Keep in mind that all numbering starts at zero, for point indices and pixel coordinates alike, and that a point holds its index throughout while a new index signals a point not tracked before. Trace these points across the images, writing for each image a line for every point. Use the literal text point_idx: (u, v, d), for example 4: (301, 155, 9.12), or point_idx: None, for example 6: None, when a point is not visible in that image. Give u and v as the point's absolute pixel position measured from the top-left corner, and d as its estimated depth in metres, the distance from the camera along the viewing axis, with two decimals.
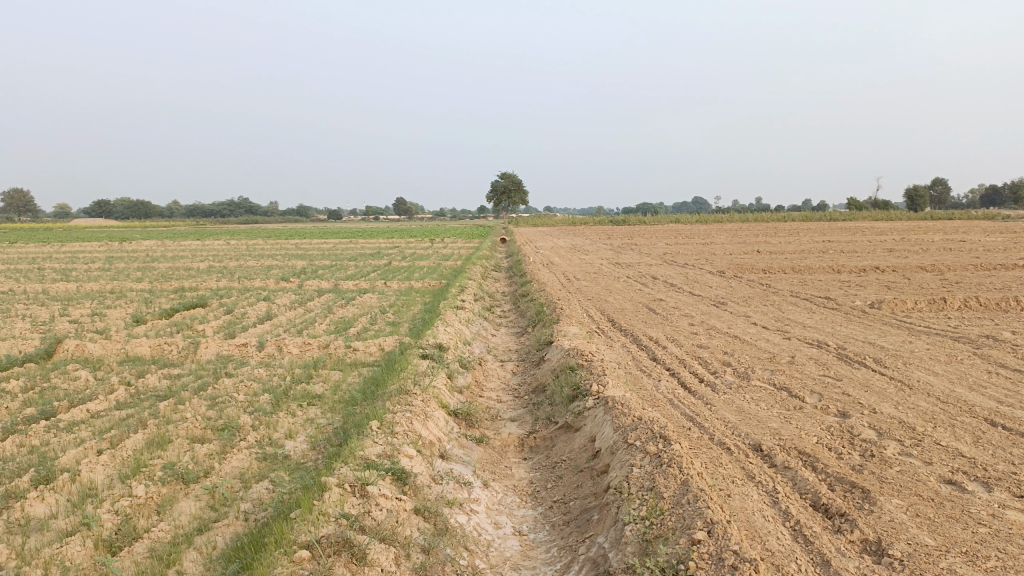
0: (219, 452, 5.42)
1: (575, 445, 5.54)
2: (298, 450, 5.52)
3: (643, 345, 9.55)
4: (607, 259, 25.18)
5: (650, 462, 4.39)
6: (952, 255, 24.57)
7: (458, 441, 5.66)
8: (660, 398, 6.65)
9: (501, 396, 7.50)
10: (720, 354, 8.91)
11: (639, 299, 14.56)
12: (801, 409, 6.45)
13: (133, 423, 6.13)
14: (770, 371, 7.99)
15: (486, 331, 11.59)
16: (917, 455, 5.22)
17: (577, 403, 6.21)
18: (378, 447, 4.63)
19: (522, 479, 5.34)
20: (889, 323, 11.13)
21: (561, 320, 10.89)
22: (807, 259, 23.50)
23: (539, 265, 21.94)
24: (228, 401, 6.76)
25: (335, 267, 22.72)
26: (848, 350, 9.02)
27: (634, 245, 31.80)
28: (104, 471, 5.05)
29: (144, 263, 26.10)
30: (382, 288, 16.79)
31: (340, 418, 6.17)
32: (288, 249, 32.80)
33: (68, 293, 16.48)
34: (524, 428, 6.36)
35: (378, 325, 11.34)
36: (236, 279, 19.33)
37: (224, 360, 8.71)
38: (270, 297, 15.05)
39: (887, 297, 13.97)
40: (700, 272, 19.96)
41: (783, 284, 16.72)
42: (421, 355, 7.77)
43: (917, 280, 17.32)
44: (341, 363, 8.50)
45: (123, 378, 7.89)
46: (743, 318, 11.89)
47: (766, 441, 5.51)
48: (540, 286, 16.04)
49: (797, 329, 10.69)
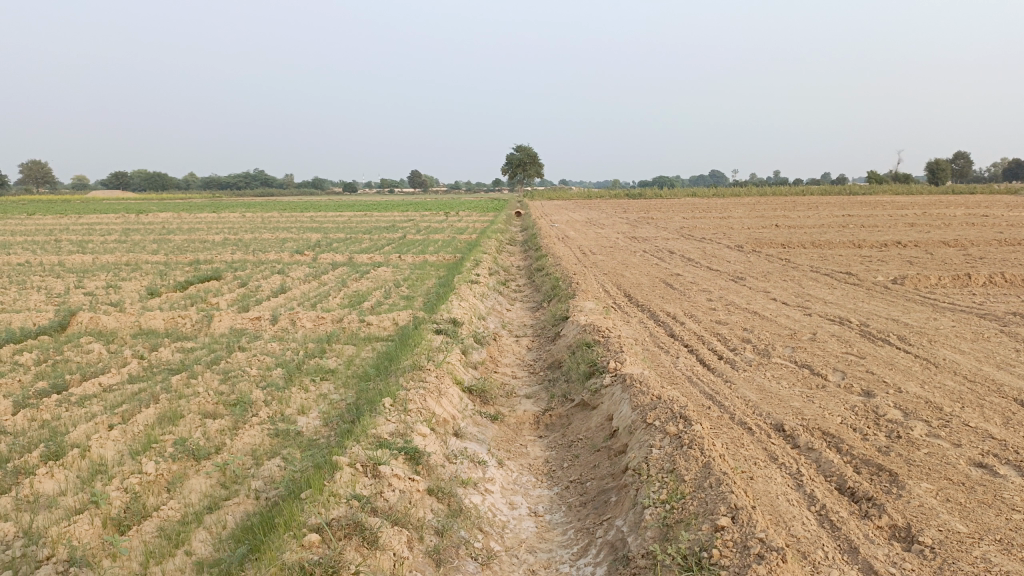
0: (230, 428, 5.34)
1: (591, 424, 5.42)
2: (311, 426, 5.44)
3: (660, 320, 9.39)
4: (623, 233, 24.90)
5: (670, 443, 4.26)
6: (976, 229, 24.14)
7: (472, 419, 5.56)
8: (679, 376, 6.51)
9: (516, 372, 7.38)
10: (740, 331, 8.74)
11: (656, 274, 14.36)
12: (824, 388, 6.29)
13: (145, 397, 6.07)
14: (791, 348, 7.81)
15: (501, 306, 11.45)
16: (945, 437, 5.06)
17: (594, 380, 6.09)
18: (390, 425, 4.52)
19: (537, 458, 5.23)
20: (913, 299, 10.90)
21: (577, 295, 10.74)
22: (827, 233, 23.14)
23: (554, 239, 21.74)
24: (241, 376, 6.69)
25: (350, 240, 22.66)
26: (872, 327, 8.82)
27: (650, 219, 31.52)
28: (114, 447, 4.99)
29: (160, 235, 26.10)
30: (396, 262, 16.69)
31: (353, 394, 6.09)
32: (303, 222, 32.79)
33: (83, 265, 16.49)
34: (540, 406, 6.24)
35: (392, 299, 11.23)
36: (250, 252, 19.29)
37: (237, 334, 8.63)
38: (284, 270, 14.98)
39: (910, 273, 13.70)
40: (718, 247, 19.69)
41: (802, 259, 16.44)
42: (435, 330, 7.66)
43: (940, 255, 17.00)
44: (354, 337, 8.41)
45: (136, 351, 7.83)
46: (762, 294, 11.69)
47: (788, 420, 5.37)
48: (555, 260, 15.87)
49: (818, 305, 10.49)
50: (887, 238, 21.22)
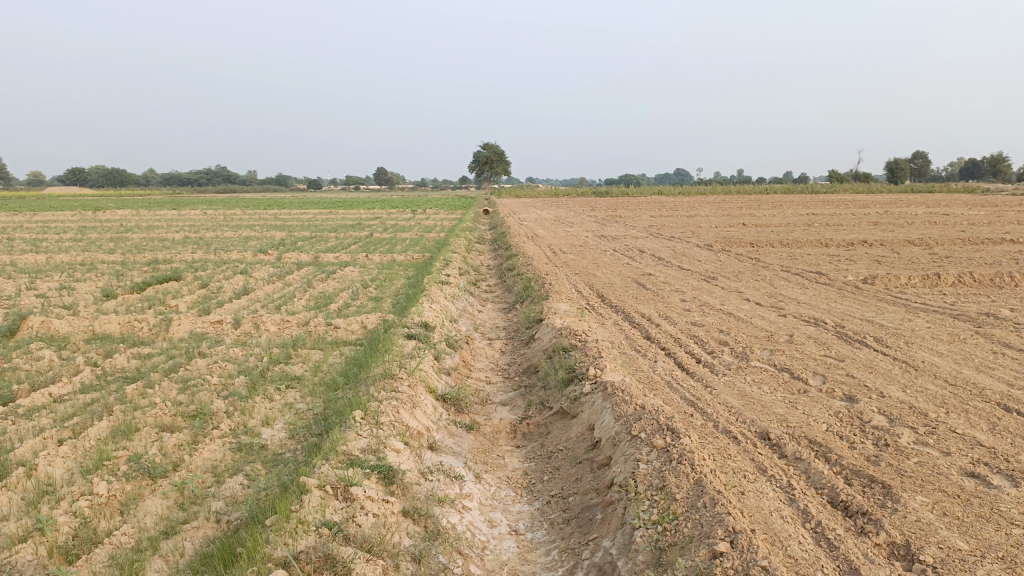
0: (189, 443, 5.03)
1: (572, 434, 5.20)
2: (276, 439, 5.15)
3: (635, 322, 9.21)
4: (592, 231, 24.75)
5: (658, 457, 4.06)
6: (938, 228, 24.45)
7: (447, 429, 5.31)
8: (658, 382, 6.33)
9: (490, 378, 7.13)
10: (716, 333, 8.59)
11: (628, 274, 14.21)
12: (806, 393, 6.15)
13: (98, 409, 5.72)
14: (769, 351, 7.68)
15: (472, 307, 11.19)
16: (934, 445, 4.93)
17: (572, 387, 5.87)
18: (361, 441, 4.26)
19: (516, 470, 5.00)
20: (885, 299, 10.88)
21: (550, 296, 10.52)
22: (794, 232, 23.28)
23: (523, 238, 21.52)
24: (201, 385, 6.35)
25: (316, 239, 22.21)
26: (847, 328, 8.75)
27: (619, 217, 31.46)
28: (63, 465, 4.65)
29: (117, 233, 25.33)
30: (364, 261, 16.33)
31: (321, 403, 5.80)
32: (267, 220, 32.17)
33: (36, 265, 15.85)
34: (516, 414, 6.01)
35: (361, 300, 10.91)
36: (212, 251, 18.76)
37: (198, 339, 8.26)
38: (247, 270, 14.55)
39: (879, 272, 13.72)
40: (687, 246, 19.65)
41: (772, 259, 16.42)
42: (406, 334, 7.38)
43: (907, 254, 17.12)
44: (321, 342, 8.09)
45: (89, 358, 7.43)
46: (735, 294, 11.60)
47: (774, 428, 5.20)
48: (526, 259, 15.66)
49: (792, 306, 10.40)
50: (853, 237, 21.34)
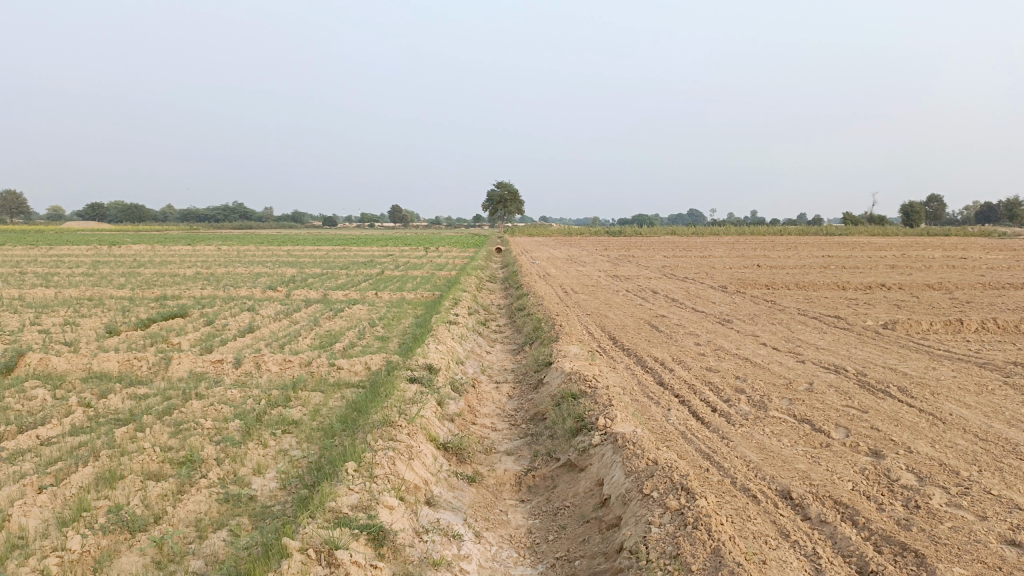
0: (174, 493, 4.76)
1: (580, 489, 4.88)
2: (266, 490, 4.87)
3: (648, 367, 8.90)
4: (605, 271, 24.52)
5: (671, 521, 3.74)
6: (957, 272, 24.07)
7: (447, 482, 5.01)
8: (672, 433, 6.01)
9: (496, 425, 6.82)
10: (732, 379, 8.26)
11: (641, 315, 13.91)
12: (828, 447, 5.81)
13: (83, 454, 5.46)
14: (787, 400, 7.34)
15: (480, 349, 10.92)
16: (968, 507, 4.59)
17: (581, 438, 5.56)
18: (353, 496, 3.98)
19: (519, 527, 4.68)
20: (907, 346, 10.52)
21: (560, 338, 10.23)
22: (810, 275, 22.94)
23: (535, 277, 21.31)
24: (193, 429, 6.09)
25: (327, 276, 22.06)
26: (869, 376, 8.40)
27: (631, 257, 31.26)
28: (39, 515, 4.37)
29: (129, 268, 25.31)
30: (373, 299, 16.14)
31: (317, 451, 5.53)
32: (279, 256, 32.21)
33: (44, 299, 15.74)
34: (522, 465, 5.70)
35: (367, 340, 10.67)
36: (221, 287, 18.65)
37: (196, 379, 8.02)
38: (254, 307, 14.37)
39: (899, 317, 13.36)
40: (701, 287, 19.35)
41: (787, 301, 16.08)
42: (409, 378, 7.10)
43: (927, 299, 16.75)
44: (322, 383, 7.82)
45: (83, 398, 7.19)
46: (751, 338, 11.27)
47: (796, 486, 4.87)
48: (537, 299, 15.41)
49: (810, 352, 10.05)
50: (869, 281, 20.98)
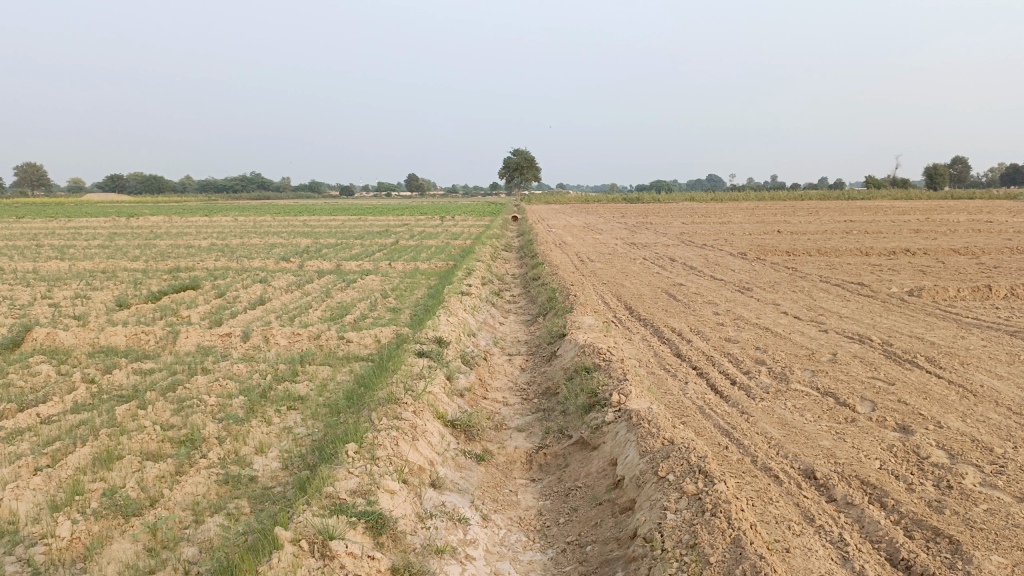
0: (171, 474, 4.60)
1: (592, 469, 4.67)
2: (267, 471, 4.70)
3: (665, 338, 8.65)
4: (621, 239, 24.14)
5: (688, 507, 3.52)
6: (984, 236, 23.48)
7: (454, 462, 4.82)
8: (690, 409, 5.78)
9: (508, 399, 6.63)
10: (752, 350, 8.00)
11: (659, 284, 13.62)
12: (854, 423, 5.56)
13: (83, 434, 5.32)
14: (810, 372, 7.07)
15: (493, 320, 10.71)
16: (1005, 488, 4.33)
17: (594, 415, 5.34)
18: (352, 480, 3.79)
19: (529, 508, 4.48)
20: (934, 313, 10.18)
21: (575, 308, 9.99)
22: (832, 240, 22.44)
23: (551, 246, 21.01)
24: (196, 405, 5.93)
25: (341, 246, 21.89)
26: (896, 346, 8.10)
27: (649, 224, 30.82)
28: (31, 499, 4.23)
29: (145, 240, 25.25)
30: (386, 270, 15.94)
31: (322, 428, 5.36)
32: (295, 226, 32.06)
33: (58, 272, 15.69)
34: (533, 442, 5.50)
35: (378, 312, 10.48)
36: (235, 258, 18.53)
37: (203, 353, 7.88)
38: (266, 278, 14.22)
39: (925, 284, 12.97)
40: (719, 254, 18.98)
41: (809, 268, 15.71)
42: (417, 352, 6.90)
43: (954, 264, 16.32)
44: (330, 357, 7.65)
45: (87, 374, 7.07)
46: (771, 306, 10.97)
47: (820, 466, 4.64)
48: (552, 269, 15.14)
49: (833, 320, 9.74)
50: (893, 246, 20.47)
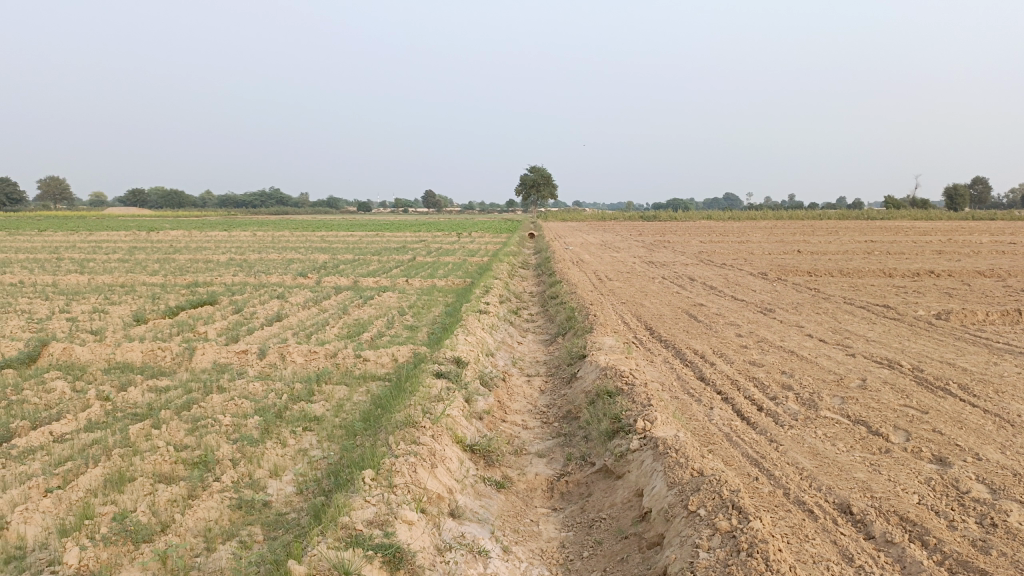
0: (183, 498, 4.48)
1: (617, 499, 4.50)
2: (282, 496, 4.56)
3: (687, 360, 8.46)
4: (640, 257, 23.96)
5: (722, 545, 3.35)
6: (1009, 258, 23.12)
7: (473, 489, 4.67)
8: (716, 436, 5.60)
9: (527, 422, 6.47)
10: (778, 375, 7.79)
11: (679, 304, 13.43)
12: (888, 454, 5.35)
13: (95, 454, 5.22)
14: (839, 398, 6.86)
15: (511, 339, 10.56)
16: None
17: (618, 441, 5.18)
18: (369, 510, 3.64)
19: (551, 539, 4.31)
20: (964, 338, 9.93)
21: (595, 328, 9.83)
22: (854, 261, 22.13)
23: (568, 264, 20.86)
24: (211, 425, 5.81)
25: (359, 262, 21.87)
26: (926, 372, 7.86)
27: (667, 242, 30.60)
28: (40, 522, 4.12)
29: (164, 254, 25.35)
30: (403, 286, 15.85)
31: (338, 451, 5.23)
32: (312, 242, 32.10)
33: (76, 286, 15.72)
34: (554, 469, 5.33)
35: (395, 330, 10.36)
36: (252, 273, 18.52)
37: (219, 371, 7.78)
38: (284, 294, 14.16)
39: (952, 307, 12.70)
40: (739, 274, 18.74)
41: (832, 290, 15.46)
42: (436, 373, 6.76)
43: (980, 287, 16.00)
44: (347, 377, 7.53)
45: (101, 391, 6.98)
46: (795, 329, 10.75)
47: (856, 500, 4.44)
48: (570, 287, 14.99)
49: (860, 344, 9.51)
50: (917, 267, 20.14)
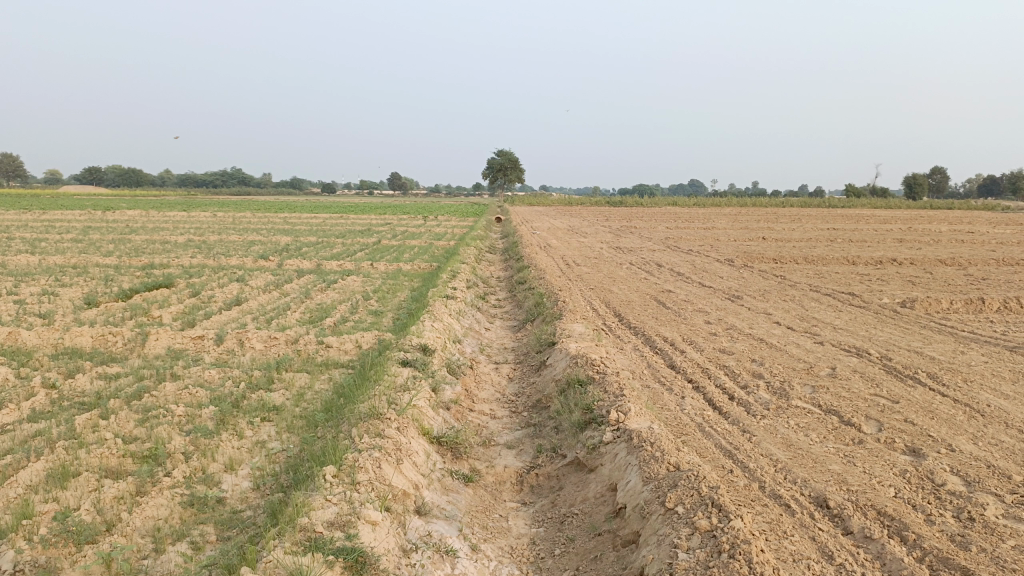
0: (130, 495, 4.22)
1: (589, 494, 4.34)
2: (237, 492, 4.32)
3: (657, 348, 8.35)
4: (607, 243, 23.88)
5: (702, 545, 3.20)
6: (967, 247, 23.49)
7: (440, 484, 4.48)
8: (690, 427, 5.47)
9: (495, 412, 6.29)
10: (749, 363, 7.71)
11: (647, 290, 13.34)
12: (862, 445, 5.27)
13: (37, 446, 4.91)
14: (810, 387, 6.78)
15: (479, 325, 10.36)
16: None
17: (590, 433, 5.01)
18: (330, 510, 3.43)
19: (521, 535, 4.14)
20: (930, 327, 9.97)
21: (564, 315, 9.67)
22: (818, 248, 22.28)
23: (535, 248, 20.68)
24: (163, 415, 5.52)
25: (322, 244, 21.45)
26: (895, 361, 7.84)
27: (634, 228, 30.60)
28: None
29: (120, 235, 24.60)
30: (368, 270, 15.54)
31: (298, 443, 4.99)
32: (275, 224, 31.50)
33: (26, 267, 15.14)
34: (523, 461, 5.16)
35: (359, 315, 10.09)
36: (212, 255, 18.01)
37: (174, 357, 7.46)
38: (244, 277, 13.78)
39: (916, 295, 12.78)
40: (706, 260, 18.74)
41: (798, 276, 15.52)
42: (401, 361, 6.54)
43: (942, 275, 16.18)
44: (308, 364, 7.26)
45: (48, 378, 6.63)
46: (763, 316, 10.71)
47: (833, 494, 4.34)
48: (538, 272, 14.81)
49: (828, 332, 9.49)
50: (880, 255, 20.34)
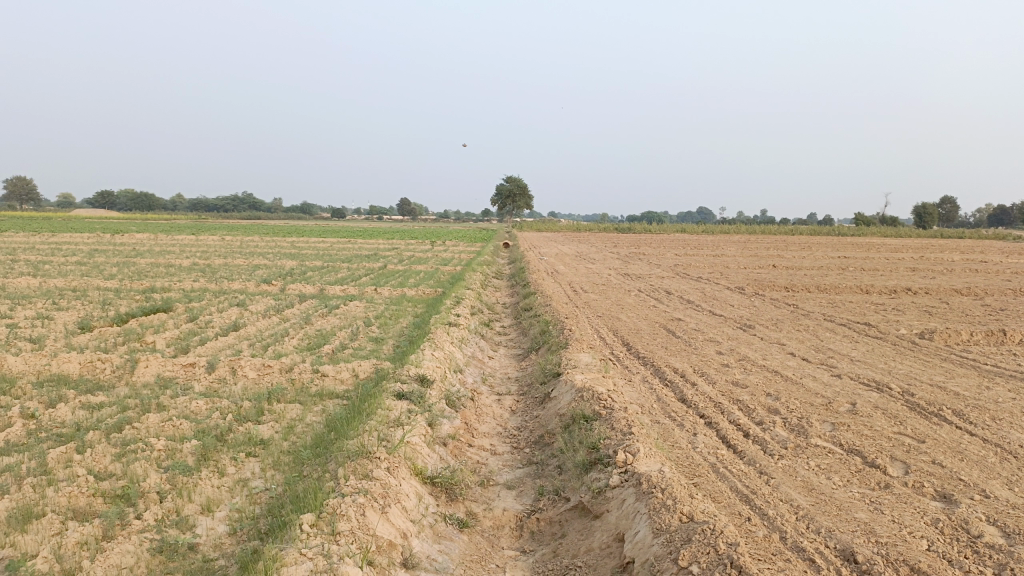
0: (95, 540, 3.88)
1: (593, 544, 3.99)
2: (211, 537, 3.99)
3: (667, 380, 7.99)
4: (616, 269, 23.57)
5: None
6: (983, 276, 23.10)
7: (431, 531, 4.14)
8: (703, 468, 5.11)
9: (496, 448, 5.95)
10: (764, 397, 7.33)
11: (656, 318, 12.99)
12: (889, 490, 4.89)
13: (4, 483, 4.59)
14: (830, 424, 6.41)
15: (482, 354, 10.04)
16: None
17: (595, 476, 4.67)
18: (304, 567, 3.10)
19: None
20: (951, 359, 9.57)
21: (570, 344, 9.32)
22: (830, 277, 21.93)
23: (542, 274, 20.38)
24: (141, 450, 5.20)
25: (327, 269, 21.20)
26: (918, 396, 7.45)
27: (642, 254, 30.31)
28: None
29: (126, 258, 24.42)
30: (372, 296, 15.26)
31: (282, 482, 4.66)
32: (282, 247, 31.33)
33: (26, 289, 14.92)
34: (524, 504, 4.80)
35: (359, 343, 9.76)
36: (214, 280, 17.76)
37: (162, 386, 7.15)
38: (244, 302, 13.51)
39: (935, 326, 12.39)
40: (716, 288, 18.39)
41: (812, 306, 15.13)
42: (396, 393, 6.20)
43: (959, 305, 15.78)
44: (301, 394, 6.92)
45: (27, 408, 6.32)
46: (777, 347, 10.34)
47: (860, 546, 3.96)
48: (544, 299, 14.50)
49: (845, 364, 9.11)
50: (893, 284, 19.96)
